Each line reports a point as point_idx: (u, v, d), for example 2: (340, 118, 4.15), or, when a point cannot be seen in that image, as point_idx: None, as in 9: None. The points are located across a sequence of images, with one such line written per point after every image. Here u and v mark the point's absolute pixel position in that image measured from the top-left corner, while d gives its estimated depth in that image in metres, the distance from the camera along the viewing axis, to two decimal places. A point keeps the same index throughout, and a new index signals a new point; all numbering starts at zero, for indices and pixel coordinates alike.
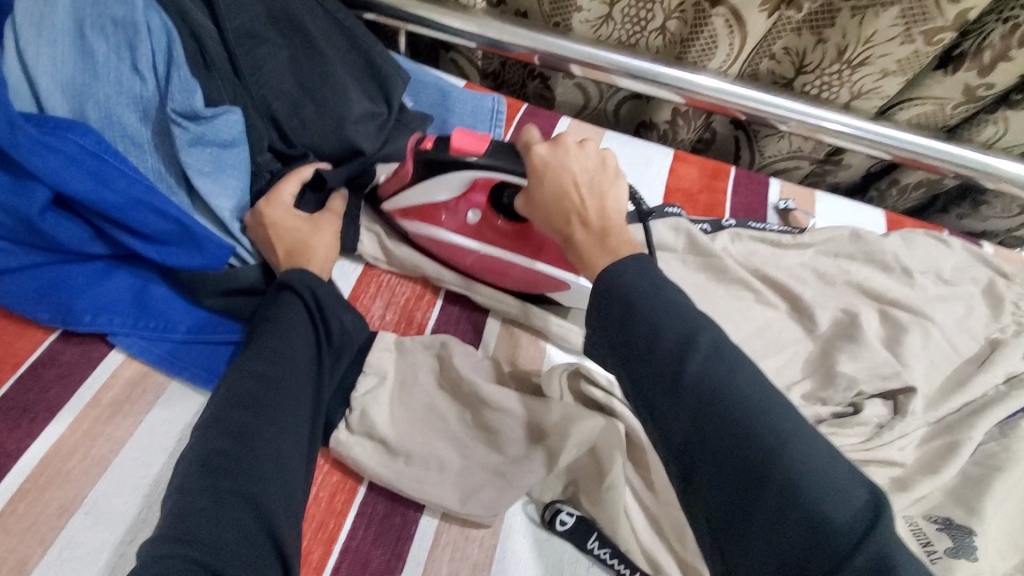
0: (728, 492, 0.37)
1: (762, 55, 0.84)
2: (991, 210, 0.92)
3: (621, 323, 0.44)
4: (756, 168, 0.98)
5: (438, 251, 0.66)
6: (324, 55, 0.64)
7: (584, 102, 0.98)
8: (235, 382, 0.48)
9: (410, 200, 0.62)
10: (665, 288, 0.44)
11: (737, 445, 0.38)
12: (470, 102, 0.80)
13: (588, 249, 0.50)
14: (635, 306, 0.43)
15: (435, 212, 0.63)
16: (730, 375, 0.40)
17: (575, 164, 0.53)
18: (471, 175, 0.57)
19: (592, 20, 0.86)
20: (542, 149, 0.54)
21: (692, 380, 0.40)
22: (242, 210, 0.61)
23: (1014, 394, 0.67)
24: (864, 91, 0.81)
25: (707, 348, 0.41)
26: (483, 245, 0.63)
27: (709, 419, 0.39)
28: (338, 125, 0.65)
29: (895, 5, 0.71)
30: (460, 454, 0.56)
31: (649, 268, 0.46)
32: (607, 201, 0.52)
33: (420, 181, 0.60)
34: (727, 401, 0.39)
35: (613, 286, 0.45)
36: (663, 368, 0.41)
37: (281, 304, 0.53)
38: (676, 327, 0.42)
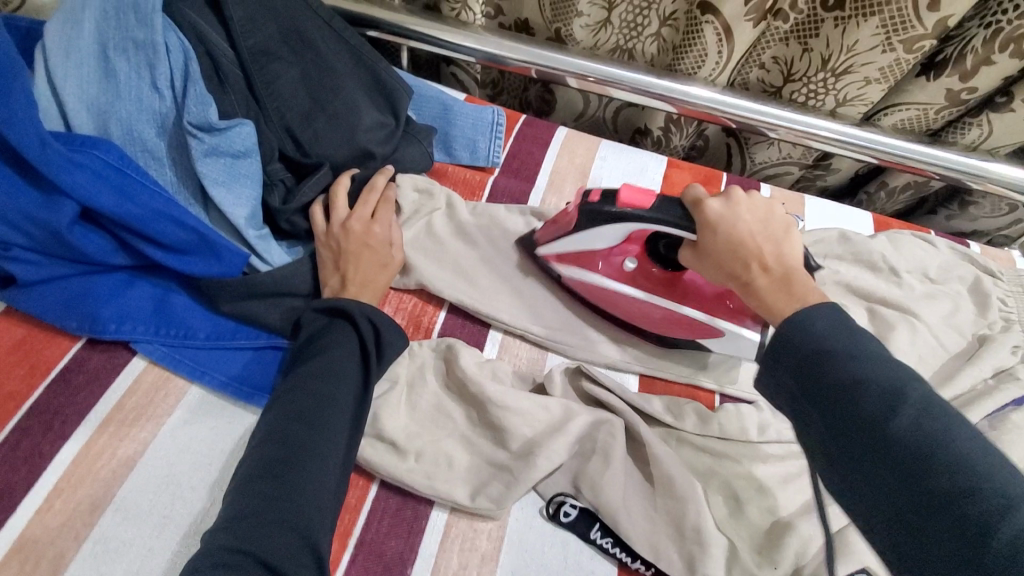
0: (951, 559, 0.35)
1: (751, 65, 0.88)
2: (979, 210, 0.94)
3: (812, 379, 0.42)
4: (748, 174, 1.02)
5: (589, 296, 0.70)
6: (335, 71, 0.68)
7: (582, 109, 1.02)
8: (292, 399, 0.52)
9: (566, 247, 0.67)
10: (865, 340, 0.43)
11: (953, 500, 0.36)
12: (470, 116, 0.84)
13: (767, 295, 0.48)
14: (827, 356, 0.42)
15: (591, 258, 0.67)
16: (947, 431, 0.38)
17: (748, 216, 0.51)
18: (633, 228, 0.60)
19: (591, 25, 0.90)
20: (716, 204, 0.52)
21: (901, 439, 0.38)
22: (256, 217, 0.63)
23: (1001, 387, 0.70)
24: (848, 99, 0.84)
25: (916, 402, 0.39)
26: (647, 293, 0.66)
27: (909, 476, 0.38)
28: (351, 135, 0.68)
29: (875, 16, 0.73)
30: (468, 451, 0.59)
31: (841, 319, 0.44)
32: (787, 249, 0.50)
33: (584, 231, 0.63)
34: (943, 462, 0.37)
35: (796, 323, 0.44)
36: (864, 427, 0.40)
37: (338, 327, 0.58)
38: (881, 378, 0.40)
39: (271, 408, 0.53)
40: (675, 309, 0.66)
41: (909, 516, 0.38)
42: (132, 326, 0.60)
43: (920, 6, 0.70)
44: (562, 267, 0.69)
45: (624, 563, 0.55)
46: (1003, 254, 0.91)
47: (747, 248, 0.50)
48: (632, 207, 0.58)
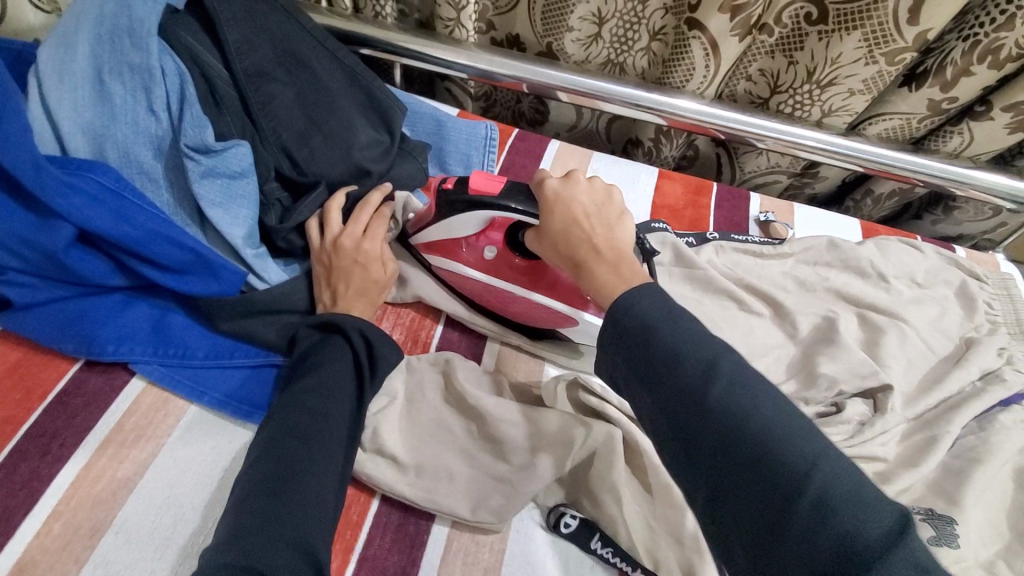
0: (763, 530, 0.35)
1: (739, 77, 0.90)
2: (963, 215, 0.96)
3: (638, 348, 0.43)
4: (737, 183, 1.03)
5: (450, 284, 0.70)
6: (330, 90, 0.69)
7: (575, 120, 1.03)
8: (290, 416, 0.52)
9: (431, 237, 0.67)
10: (682, 317, 0.43)
11: (759, 466, 0.36)
12: (464, 131, 0.85)
13: (595, 270, 0.50)
14: (649, 331, 0.42)
15: (455, 248, 0.67)
16: (753, 399, 0.38)
17: (584, 197, 0.54)
18: (485, 213, 0.61)
19: (583, 39, 0.91)
20: (554, 183, 0.56)
21: (716, 415, 0.38)
22: (253, 236, 0.63)
23: (988, 389, 0.72)
24: (834, 110, 0.86)
25: (729, 376, 0.39)
26: (502, 282, 0.66)
27: (722, 442, 0.37)
28: (347, 153, 0.69)
29: (858, 30, 0.75)
30: (468, 465, 0.59)
31: (662, 295, 0.45)
32: (617, 232, 0.52)
33: (443, 219, 0.65)
34: (753, 432, 0.36)
35: (627, 302, 0.45)
36: (684, 402, 0.39)
37: (331, 344, 0.59)
38: (695, 350, 0.41)
39: (265, 425, 0.53)
40: (517, 295, 0.66)
41: (722, 489, 0.37)
42: (129, 347, 0.60)
43: (901, 20, 0.72)
44: (430, 256, 0.69)
45: (624, 572, 0.56)
46: (987, 258, 0.93)
47: (585, 228, 0.52)
48: (484, 191, 0.60)
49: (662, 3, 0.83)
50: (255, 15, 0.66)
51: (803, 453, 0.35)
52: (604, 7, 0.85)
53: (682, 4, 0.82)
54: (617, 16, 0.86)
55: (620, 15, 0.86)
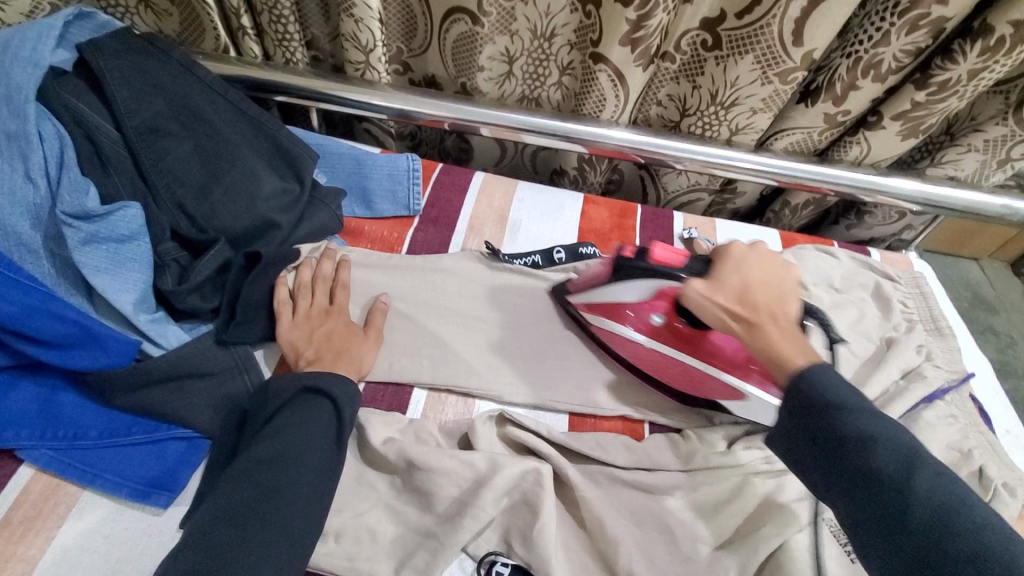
0: (865, 490, 0.42)
1: (650, 103, 0.94)
2: (874, 219, 1.00)
3: (811, 423, 0.46)
4: (663, 203, 1.06)
5: (634, 359, 0.70)
6: (230, 140, 0.67)
7: (501, 154, 1.05)
8: (231, 492, 0.48)
9: (599, 298, 0.70)
10: (865, 400, 0.46)
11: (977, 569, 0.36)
12: (385, 166, 0.84)
13: (778, 341, 0.51)
14: (836, 409, 0.45)
15: (619, 309, 0.69)
16: (954, 501, 0.39)
17: (755, 267, 0.55)
18: (656, 282, 0.64)
19: (495, 78, 0.94)
20: (740, 247, 0.57)
21: (917, 514, 0.39)
22: (146, 302, 0.59)
23: (911, 387, 0.73)
24: (740, 128, 0.89)
25: (929, 479, 0.40)
26: (664, 347, 0.68)
27: (897, 526, 0.40)
28: (250, 204, 0.66)
29: (749, 54, 0.79)
30: (393, 522, 0.56)
31: (829, 374, 0.47)
32: (790, 303, 0.54)
33: (613, 284, 0.68)
34: (920, 503, 0.40)
35: (815, 381, 0.47)
36: (876, 486, 0.42)
37: (308, 401, 0.56)
38: (893, 446, 0.42)
39: (211, 504, 0.48)
40: (674, 360, 0.68)
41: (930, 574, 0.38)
42: (14, 433, 0.55)
43: (786, 43, 0.76)
44: (592, 316, 0.72)
45: None
46: (901, 259, 0.96)
47: (755, 290, 0.54)
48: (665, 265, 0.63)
49: (567, 39, 0.87)
50: (150, 75, 0.65)
51: (880, 429, 0.43)
52: (511, 46, 0.89)
53: (585, 40, 0.85)
54: (524, 54, 0.90)
55: (528, 53, 0.89)
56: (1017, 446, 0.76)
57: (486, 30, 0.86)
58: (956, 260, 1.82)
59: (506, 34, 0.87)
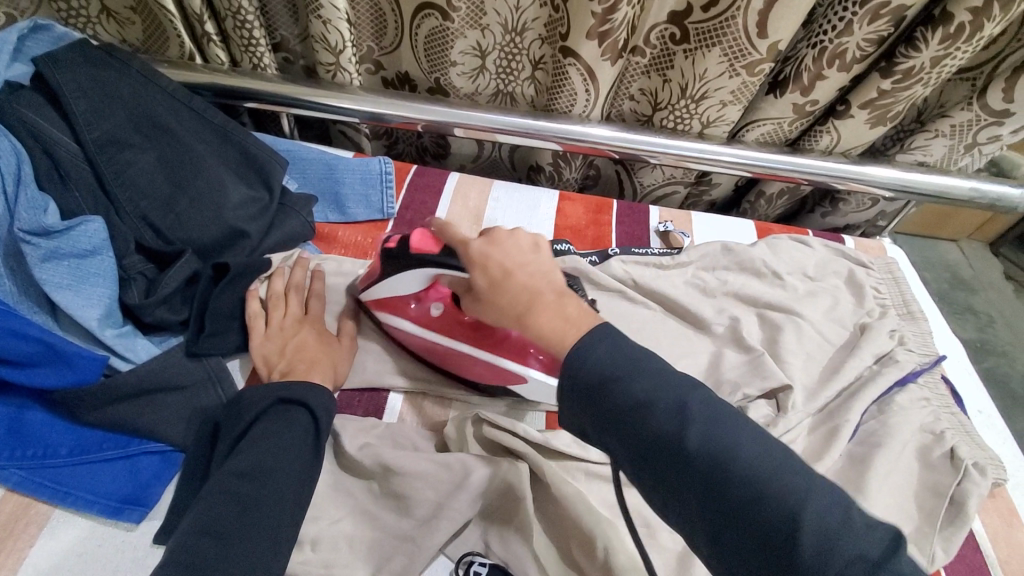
0: (651, 457, 0.40)
1: (622, 98, 0.94)
2: (848, 207, 1.02)
3: (592, 404, 0.42)
4: (639, 197, 1.07)
5: (433, 354, 0.67)
6: (195, 149, 0.66)
7: (477, 152, 1.05)
8: (208, 506, 0.47)
9: (380, 293, 0.67)
10: (639, 355, 0.43)
11: (753, 508, 0.36)
12: (357, 170, 0.83)
13: (540, 324, 0.45)
14: (607, 375, 0.41)
15: (402, 304, 0.67)
16: (729, 437, 0.38)
17: (503, 252, 0.50)
18: (432, 271, 0.60)
19: (468, 72, 0.93)
20: (478, 243, 0.51)
21: (695, 456, 0.38)
22: (112, 316, 0.59)
23: (883, 372, 0.74)
24: (712, 121, 0.90)
25: (699, 418, 0.39)
26: (448, 338, 0.66)
27: (692, 484, 0.38)
28: (217, 214, 0.66)
29: (716, 47, 0.79)
30: (370, 528, 0.56)
31: (613, 335, 0.44)
32: (527, 275, 0.48)
33: (384, 278, 0.65)
34: (691, 454, 0.38)
35: (573, 367, 0.42)
36: (660, 449, 0.39)
37: (285, 410, 0.55)
38: (664, 393, 0.40)
39: (188, 519, 0.47)
40: (458, 350, 0.65)
41: (723, 523, 0.37)
42: None
43: (751, 35, 0.76)
44: (380, 314, 0.69)
45: None
46: (874, 245, 0.97)
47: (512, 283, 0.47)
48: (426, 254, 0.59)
49: (537, 34, 0.86)
50: (109, 86, 0.64)
51: (651, 387, 0.41)
52: (483, 41, 0.88)
53: (555, 34, 0.85)
54: (497, 48, 0.89)
55: (500, 47, 0.89)
56: (988, 426, 0.77)
57: (456, 25, 0.86)
58: (935, 242, 1.84)
59: (476, 29, 0.87)
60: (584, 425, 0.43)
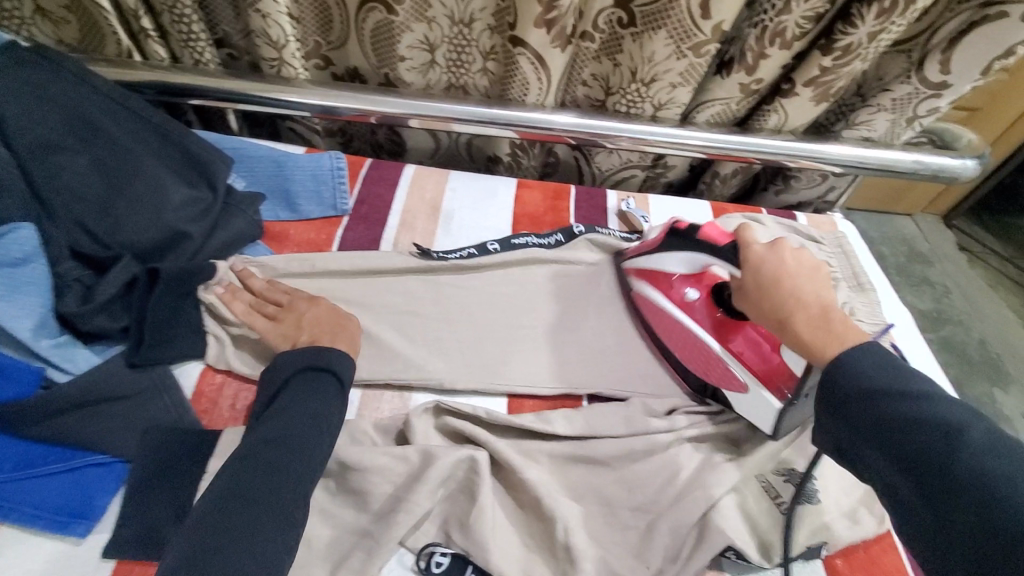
0: (924, 477, 0.41)
1: (575, 84, 0.94)
2: (799, 183, 1.04)
3: (859, 410, 0.45)
4: (598, 182, 1.07)
5: (659, 329, 0.72)
6: (131, 150, 0.65)
7: (435, 146, 1.04)
8: (241, 464, 0.50)
9: (648, 264, 0.73)
10: (901, 364, 0.46)
11: (1016, 527, 0.36)
12: (308, 165, 0.82)
13: (803, 330, 0.51)
14: (875, 387, 0.45)
15: (664, 280, 0.72)
16: (1003, 455, 0.39)
17: (790, 259, 0.54)
18: (700, 259, 0.65)
19: (418, 67, 0.92)
20: (759, 247, 0.57)
21: (959, 473, 0.39)
22: (47, 326, 0.57)
23: None
24: (663, 104, 0.90)
25: (974, 438, 0.40)
26: (694, 327, 0.68)
27: (952, 500, 0.39)
28: (157, 216, 0.65)
29: (662, 29, 0.80)
30: (329, 525, 0.55)
31: (877, 349, 0.47)
32: (805, 292, 0.52)
33: (659, 251, 0.71)
34: (968, 478, 0.39)
35: (843, 370, 0.46)
36: (923, 463, 0.41)
37: (309, 378, 0.58)
38: (941, 407, 0.42)
39: (221, 475, 0.50)
40: (698, 343, 0.67)
41: (979, 553, 0.37)
42: None
43: (695, 16, 0.77)
44: (637, 281, 0.75)
45: None
46: (825, 221, 1.00)
47: (779, 289, 0.53)
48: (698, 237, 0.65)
49: (485, 24, 0.86)
50: (36, 85, 0.61)
51: (926, 408, 0.42)
52: (430, 34, 0.87)
53: (503, 23, 0.84)
54: (445, 41, 0.88)
55: (448, 40, 0.88)
56: (935, 388, 0.80)
57: (401, 18, 0.85)
58: (892, 217, 1.90)
59: (422, 22, 0.86)
60: (840, 431, 0.46)
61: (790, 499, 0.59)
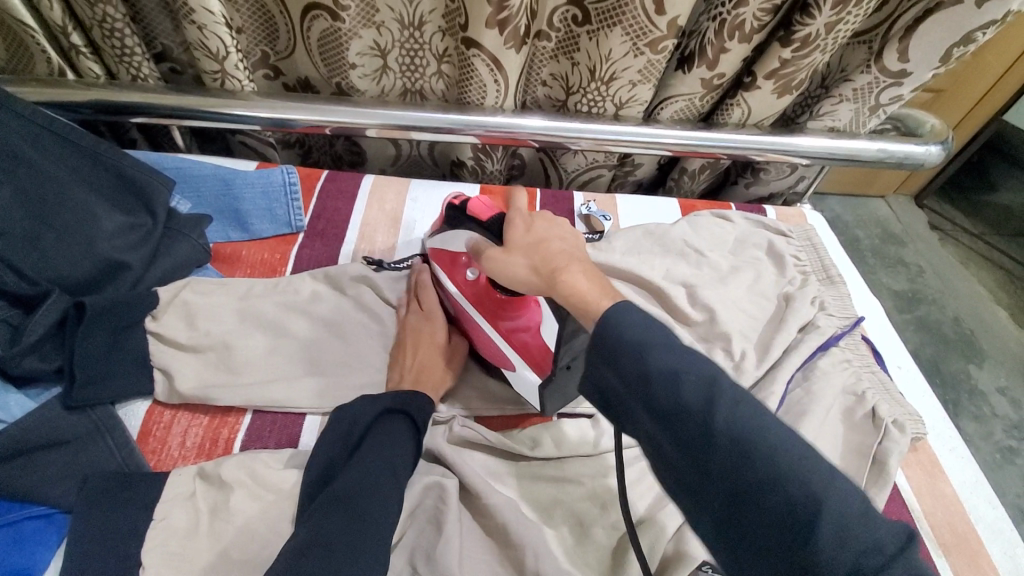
0: (672, 433, 0.38)
1: (535, 84, 0.92)
2: (768, 175, 1.02)
3: (630, 367, 0.40)
4: (565, 183, 1.05)
5: (456, 315, 0.69)
6: (59, 178, 0.61)
7: (396, 152, 1.01)
8: (325, 519, 0.46)
9: (438, 244, 0.69)
10: (660, 329, 0.42)
11: (766, 492, 0.35)
12: (256, 183, 0.78)
13: (572, 289, 0.47)
14: (639, 352, 0.40)
15: (451, 260, 0.68)
16: (760, 421, 0.37)
17: (552, 232, 0.53)
18: (471, 235, 0.62)
19: (370, 74, 0.89)
20: (524, 220, 0.55)
21: (721, 439, 0.36)
22: None
23: (807, 339, 0.75)
24: (624, 102, 0.88)
25: (730, 402, 0.37)
26: (473, 308, 0.66)
27: (712, 471, 0.37)
28: (89, 246, 0.62)
29: (617, 27, 0.78)
30: None
31: (632, 313, 0.42)
32: (573, 259, 0.50)
33: (444, 229, 0.68)
34: (722, 437, 0.36)
35: (609, 322, 0.42)
36: (686, 428, 0.38)
37: (391, 425, 0.55)
38: (694, 370, 0.39)
39: (303, 533, 0.45)
40: (474, 322, 0.66)
41: (736, 517, 0.36)
42: None
43: (650, 13, 0.74)
44: (433, 263, 0.71)
45: None
46: (794, 213, 0.99)
47: (546, 253, 0.51)
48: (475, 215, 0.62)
49: (436, 26, 0.83)
50: None
51: (690, 367, 0.39)
52: (380, 39, 0.84)
53: (454, 25, 0.81)
54: (396, 46, 0.85)
55: (399, 43, 0.85)
56: (908, 379, 0.80)
57: (348, 25, 0.81)
58: (864, 201, 1.91)
59: (371, 27, 0.82)
60: (612, 389, 0.42)
61: None
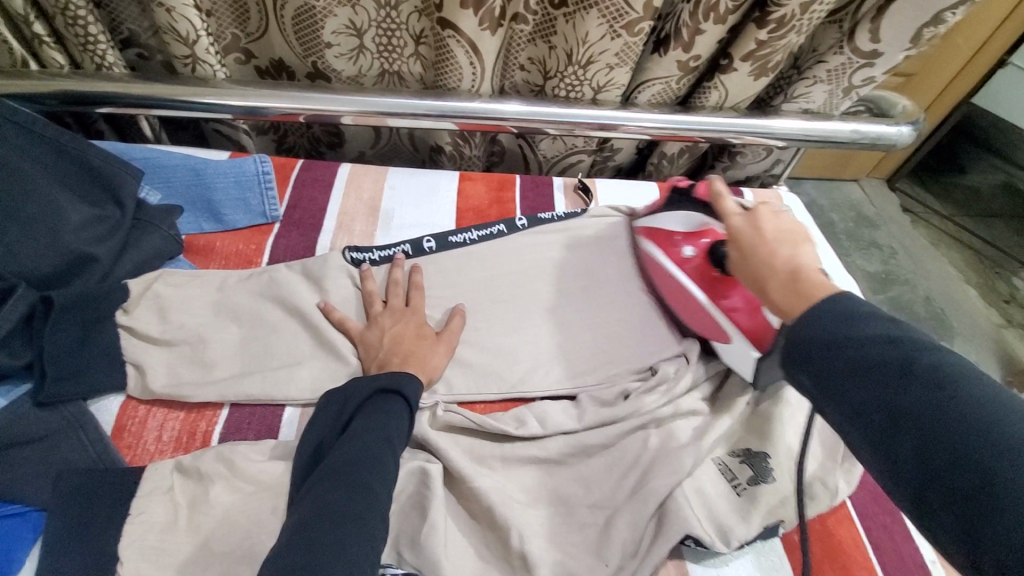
0: (875, 396, 0.41)
1: (513, 67, 0.91)
2: (745, 158, 1.03)
3: (820, 339, 0.45)
4: (545, 168, 1.05)
5: (666, 292, 0.72)
6: (22, 168, 0.58)
7: (376, 135, 0.99)
8: (319, 493, 0.45)
9: (659, 224, 0.74)
10: (857, 309, 0.45)
11: (962, 442, 0.36)
12: (229, 172, 0.76)
13: (774, 294, 0.51)
14: (828, 331, 0.44)
15: (666, 238, 0.72)
16: (961, 381, 0.39)
17: (767, 225, 0.56)
18: (701, 217, 0.68)
19: (346, 54, 0.87)
20: (741, 220, 0.59)
21: (909, 400, 0.39)
22: None
23: None
24: (602, 86, 0.88)
25: (925, 365, 0.40)
26: (691, 283, 0.68)
27: (905, 427, 0.39)
28: (56, 239, 0.60)
29: (593, 10, 0.77)
30: None
31: (844, 298, 0.46)
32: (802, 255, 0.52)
33: (666, 208, 0.74)
34: (920, 389, 0.39)
35: (818, 324, 0.45)
36: (880, 390, 0.41)
37: (382, 402, 0.54)
38: (900, 334, 0.42)
39: (300, 509, 0.45)
40: (691, 296, 0.68)
41: (935, 475, 0.37)
42: None
43: None
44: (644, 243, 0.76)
45: None
46: (772, 196, 0.99)
47: (764, 261, 0.54)
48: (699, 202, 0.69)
49: (413, 6, 0.81)
50: None
51: (902, 332, 0.42)
52: (356, 18, 0.82)
53: (430, 6, 0.80)
54: (373, 25, 0.83)
55: (376, 23, 0.83)
56: None
57: (321, 3, 0.79)
58: (839, 183, 1.94)
59: (346, 5, 0.80)
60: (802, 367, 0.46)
61: (746, 481, 0.59)
